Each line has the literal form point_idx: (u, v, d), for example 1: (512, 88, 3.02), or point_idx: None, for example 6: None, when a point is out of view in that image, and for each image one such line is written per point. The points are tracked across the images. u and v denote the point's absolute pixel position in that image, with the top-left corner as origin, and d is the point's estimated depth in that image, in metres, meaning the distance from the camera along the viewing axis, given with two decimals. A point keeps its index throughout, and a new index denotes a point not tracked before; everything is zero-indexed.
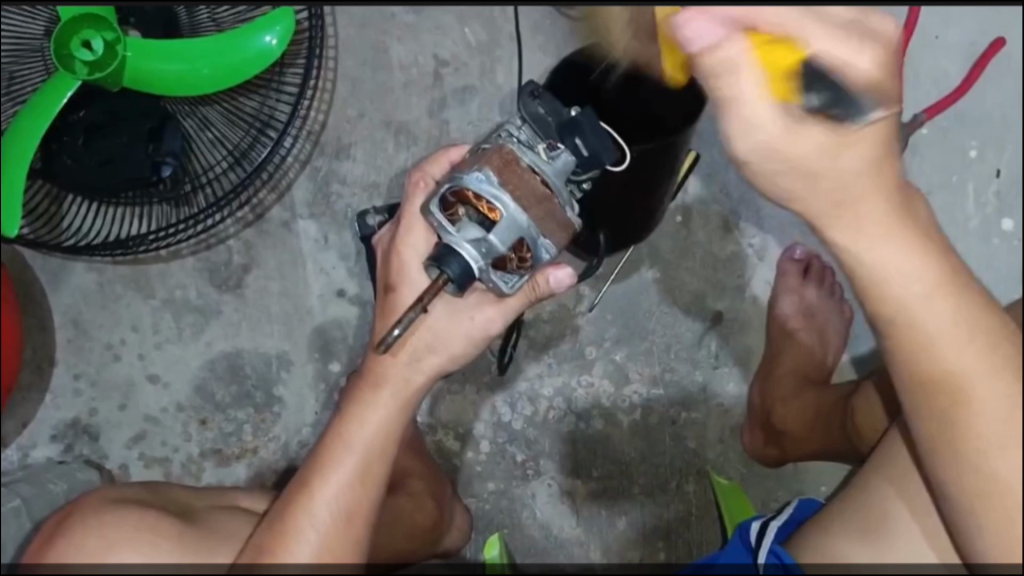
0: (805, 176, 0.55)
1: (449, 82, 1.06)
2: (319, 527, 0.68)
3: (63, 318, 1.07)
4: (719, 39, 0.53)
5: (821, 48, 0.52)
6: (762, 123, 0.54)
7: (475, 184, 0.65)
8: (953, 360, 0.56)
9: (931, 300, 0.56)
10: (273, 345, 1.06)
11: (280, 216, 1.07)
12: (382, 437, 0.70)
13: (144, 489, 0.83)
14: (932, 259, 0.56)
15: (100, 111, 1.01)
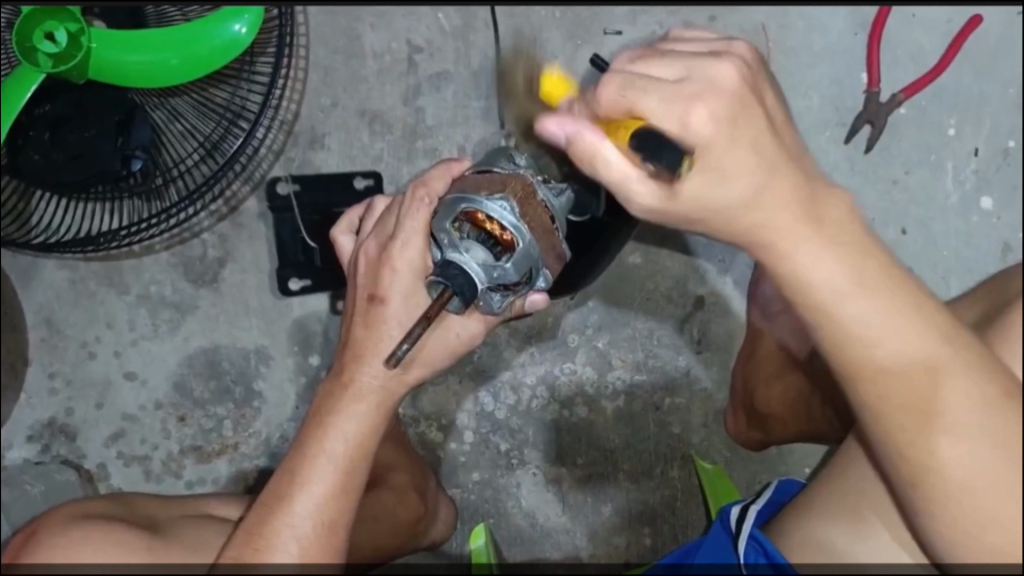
0: (714, 211, 0.53)
1: (423, 68, 1.04)
2: (299, 539, 0.66)
3: (35, 317, 1.05)
4: (578, 132, 0.52)
5: (663, 114, 0.50)
6: (641, 196, 0.53)
7: (496, 209, 0.67)
8: (891, 356, 0.53)
9: (854, 303, 0.52)
10: (252, 340, 1.05)
11: (255, 208, 1.05)
12: (358, 442, 0.69)
13: (117, 503, 0.82)
14: (852, 259, 0.52)
15: (66, 104, 0.99)
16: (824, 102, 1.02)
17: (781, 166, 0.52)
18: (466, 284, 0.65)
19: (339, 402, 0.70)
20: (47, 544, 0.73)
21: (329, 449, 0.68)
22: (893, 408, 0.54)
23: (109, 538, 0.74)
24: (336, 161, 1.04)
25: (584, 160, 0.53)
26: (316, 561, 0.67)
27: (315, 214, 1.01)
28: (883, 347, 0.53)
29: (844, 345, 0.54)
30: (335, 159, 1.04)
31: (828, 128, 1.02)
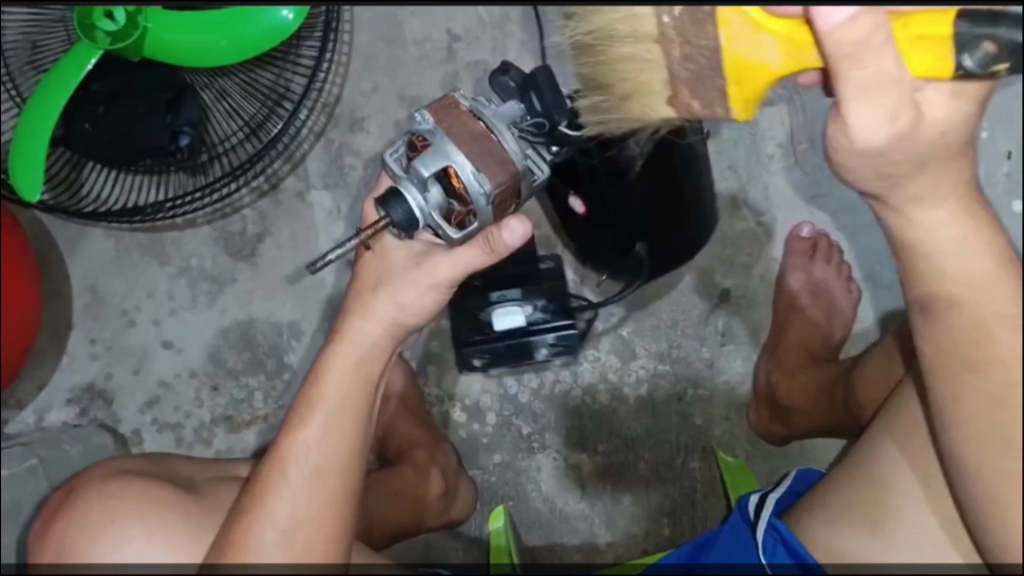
0: (871, 151, 0.51)
1: (462, 57, 1.07)
2: (295, 482, 0.67)
3: (80, 285, 1.09)
4: (858, 12, 0.46)
5: (973, 1, 0.46)
6: (892, 92, 0.49)
7: (432, 161, 0.66)
8: (999, 336, 0.52)
9: (999, 290, 0.53)
10: (286, 315, 1.08)
11: (294, 187, 1.08)
12: (357, 387, 0.71)
13: (146, 461, 0.83)
14: (990, 243, 0.53)
15: (118, 81, 1.03)
16: None
17: (964, 122, 0.51)
18: (396, 221, 0.67)
19: (338, 347, 0.73)
20: (84, 499, 0.74)
21: (329, 395, 0.70)
22: (991, 409, 0.53)
23: (144, 492, 0.74)
24: (375, 144, 1.07)
25: (840, 52, 0.48)
26: (315, 509, 0.67)
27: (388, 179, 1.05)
28: (1013, 343, 0.52)
29: (968, 335, 0.53)
30: (373, 142, 1.07)
31: None
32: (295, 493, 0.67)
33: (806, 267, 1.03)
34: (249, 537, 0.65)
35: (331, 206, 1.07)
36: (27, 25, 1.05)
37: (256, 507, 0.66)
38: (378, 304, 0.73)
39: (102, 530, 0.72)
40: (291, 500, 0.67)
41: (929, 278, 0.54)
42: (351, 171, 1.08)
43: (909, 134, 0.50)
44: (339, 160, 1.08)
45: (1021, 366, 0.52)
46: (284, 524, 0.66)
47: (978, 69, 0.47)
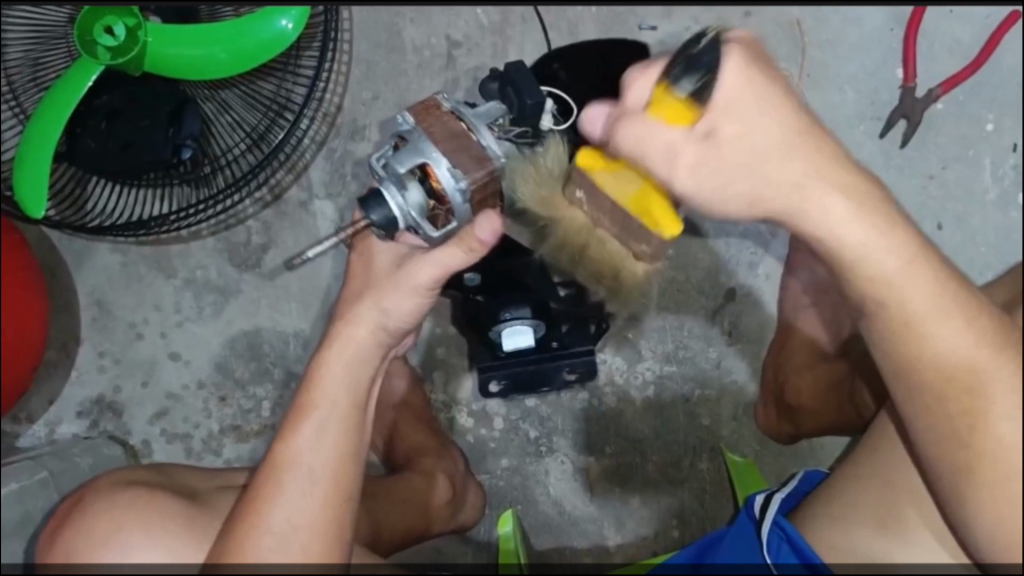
0: (748, 172, 0.51)
1: (462, 63, 1.07)
2: (308, 479, 0.66)
3: (88, 298, 1.10)
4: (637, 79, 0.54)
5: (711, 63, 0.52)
6: (680, 151, 0.52)
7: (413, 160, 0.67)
8: (934, 338, 0.52)
9: (912, 272, 0.51)
10: (291, 324, 1.08)
11: (298, 196, 1.09)
12: (348, 387, 0.70)
13: (153, 471, 0.83)
14: (903, 231, 0.52)
15: (121, 96, 1.04)
16: (859, 97, 1.03)
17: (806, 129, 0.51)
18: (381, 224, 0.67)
19: (328, 349, 0.71)
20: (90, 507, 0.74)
21: (328, 393, 0.69)
22: (954, 397, 0.53)
23: (151, 505, 0.74)
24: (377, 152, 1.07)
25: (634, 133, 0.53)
26: (321, 511, 0.66)
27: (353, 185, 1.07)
28: (947, 331, 0.52)
29: (914, 334, 0.53)
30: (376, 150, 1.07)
31: (863, 123, 1.02)
32: (290, 499, 0.65)
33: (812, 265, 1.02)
34: (246, 546, 0.64)
35: (335, 215, 1.08)
36: (29, 43, 1.05)
37: (252, 519, 0.65)
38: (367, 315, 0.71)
39: (107, 534, 0.72)
40: (285, 505, 0.65)
41: (858, 275, 0.52)
42: (353, 179, 1.08)
43: (728, 157, 0.51)
44: (342, 168, 1.08)
45: (969, 352, 0.52)
46: (287, 525, 0.65)
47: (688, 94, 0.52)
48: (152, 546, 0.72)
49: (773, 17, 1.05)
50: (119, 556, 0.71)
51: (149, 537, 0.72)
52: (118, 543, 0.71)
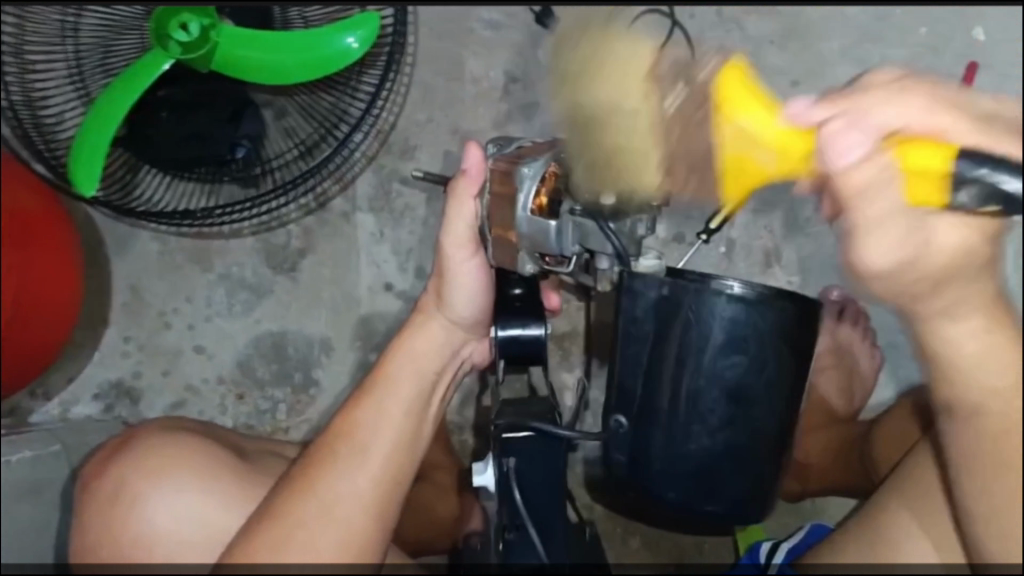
0: (931, 282, 0.49)
1: (517, 97, 1.09)
2: (366, 454, 0.72)
3: (122, 283, 1.12)
4: (866, 154, 0.48)
5: (961, 138, 0.47)
6: (886, 250, 0.49)
7: (533, 173, 0.66)
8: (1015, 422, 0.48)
9: (968, 319, 0.49)
10: (318, 330, 1.09)
11: (341, 207, 1.11)
12: (413, 384, 0.76)
13: (202, 424, 0.89)
14: (984, 280, 0.49)
15: (183, 91, 1.06)
16: None
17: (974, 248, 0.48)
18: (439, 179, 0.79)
19: (399, 343, 0.78)
20: (142, 442, 0.82)
21: (393, 379, 0.76)
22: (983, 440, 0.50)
23: (198, 450, 0.81)
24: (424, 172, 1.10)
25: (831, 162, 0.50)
26: (381, 485, 0.71)
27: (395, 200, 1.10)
28: (973, 345, 0.49)
29: (932, 337, 0.50)
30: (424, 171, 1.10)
31: None
32: (344, 470, 0.71)
33: (833, 329, 0.99)
34: (294, 506, 0.69)
35: (375, 228, 1.10)
36: (101, 30, 1.07)
37: (302, 485, 0.70)
38: (432, 311, 0.78)
39: (148, 469, 0.79)
40: (343, 473, 0.71)
41: (941, 355, 0.50)
42: (397, 197, 1.10)
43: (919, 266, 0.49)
44: (387, 184, 1.11)
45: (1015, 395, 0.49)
46: (352, 489, 0.70)
47: (967, 206, 0.46)
48: (196, 484, 0.79)
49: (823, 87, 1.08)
50: (168, 486, 0.78)
51: (193, 475, 0.79)
52: (168, 476, 0.79)
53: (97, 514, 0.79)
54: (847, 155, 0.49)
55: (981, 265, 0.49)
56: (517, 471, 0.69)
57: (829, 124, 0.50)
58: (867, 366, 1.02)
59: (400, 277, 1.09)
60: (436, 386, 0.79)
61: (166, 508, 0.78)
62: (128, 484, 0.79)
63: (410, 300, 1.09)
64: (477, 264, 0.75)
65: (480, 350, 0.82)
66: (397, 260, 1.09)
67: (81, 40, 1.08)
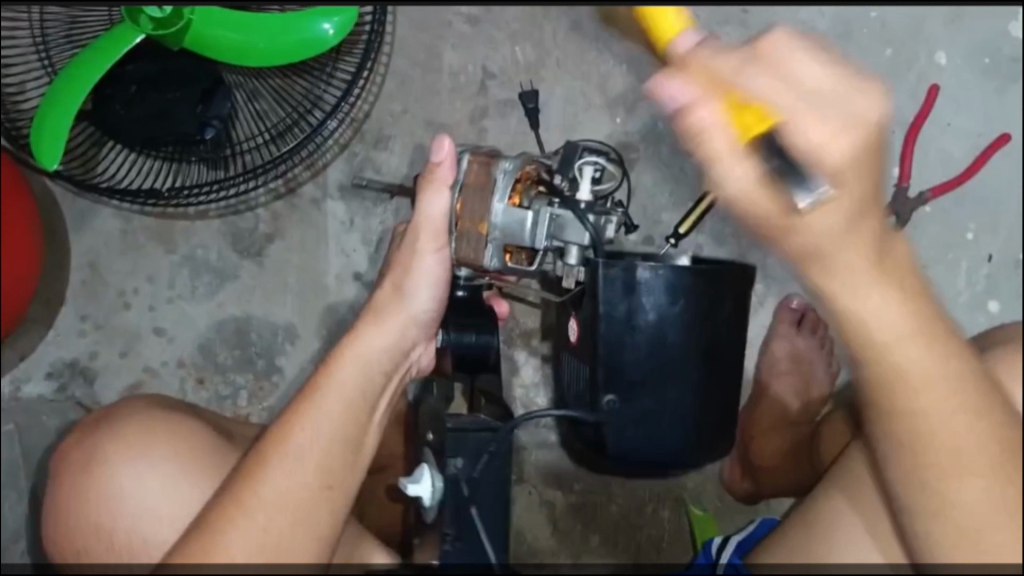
0: (812, 253, 0.53)
1: (493, 93, 1.10)
2: (304, 460, 0.69)
3: (80, 260, 1.08)
4: (691, 101, 0.52)
5: (793, 111, 0.49)
6: (738, 174, 0.53)
7: (510, 173, 0.71)
8: (919, 379, 0.53)
9: (897, 343, 0.53)
10: (283, 317, 1.08)
11: (312, 193, 1.10)
12: (362, 386, 0.74)
13: (183, 405, 0.84)
14: (910, 303, 0.53)
15: (154, 66, 1.04)
16: None
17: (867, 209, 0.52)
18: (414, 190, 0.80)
19: (355, 339, 0.76)
20: (128, 416, 0.77)
21: (345, 378, 0.73)
22: (926, 447, 0.54)
23: (166, 441, 0.76)
24: (397, 164, 1.10)
25: (688, 127, 0.53)
26: (312, 487, 0.69)
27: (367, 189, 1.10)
28: (907, 358, 0.53)
29: (878, 354, 0.54)
30: (395, 162, 1.10)
31: None
32: (284, 475, 0.68)
33: (793, 337, 1.04)
34: (229, 513, 0.66)
35: (346, 217, 1.09)
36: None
37: (242, 490, 0.67)
38: (394, 305, 0.77)
39: (134, 449, 0.75)
40: (281, 478, 0.68)
41: (856, 328, 0.54)
42: (370, 187, 1.10)
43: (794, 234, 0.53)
44: (360, 173, 1.10)
45: (928, 406, 0.54)
46: (288, 494, 0.68)
47: (773, 170, 0.51)
48: (152, 478, 0.74)
49: None
50: (123, 477, 0.74)
51: (149, 469, 0.74)
52: (126, 467, 0.74)
53: (75, 489, 0.75)
54: (710, 123, 0.52)
55: (882, 271, 0.53)
56: (465, 470, 0.72)
57: (697, 108, 0.52)
58: (822, 373, 1.03)
59: (370, 266, 1.09)
60: (386, 385, 0.77)
61: (128, 503, 0.74)
62: (109, 462, 0.74)
63: (379, 290, 1.09)
64: (440, 259, 0.76)
65: (427, 352, 0.83)
66: (366, 250, 1.09)
67: (46, 9, 1.05)
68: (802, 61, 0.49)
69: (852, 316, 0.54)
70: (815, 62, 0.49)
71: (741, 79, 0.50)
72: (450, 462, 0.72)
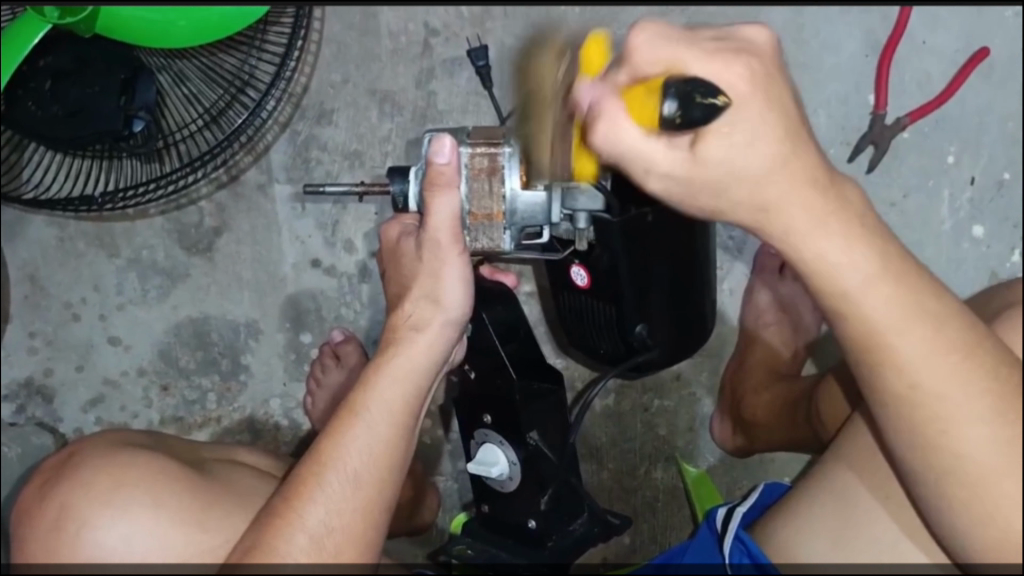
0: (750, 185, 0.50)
1: (438, 52, 1.02)
2: (356, 481, 0.64)
3: (18, 274, 1.04)
4: (600, 104, 0.52)
5: (697, 65, 0.50)
6: (657, 157, 0.51)
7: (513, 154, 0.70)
8: (901, 346, 0.50)
9: (870, 291, 0.50)
10: (242, 313, 1.03)
11: (256, 178, 1.03)
12: (405, 397, 0.67)
13: (147, 435, 0.78)
14: (874, 248, 0.50)
15: (67, 57, 0.94)
16: (831, 120, 1.03)
17: (788, 150, 0.50)
18: (397, 193, 0.72)
19: (389, 355, 0.68)
20: (88, 466, 0.69)
21: (383, 398, 0.67)
22: (926, 402, 0.50)
23: (154, 469, 0.69)
24: (344, 139, 1.03)
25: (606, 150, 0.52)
26: (371, 498, 0.65)
27: (314, 170, 1.03)
28: (912, 340, 0.50)
29: (844, 301, 0.51)
30: (342, 136, 1.03)
31: (833, 146, 1.03)
32: (329, 497, 0.63)
33: (776, 284, 1.00)
34: (281, 541, 0.62)
35: (295, 201, 1.03)
36: None
37: (289, 514, 0.63)
38: (429, 315, 0.69)
39: (109, 499, 0.67)
40: (325, 504, 0.63)
41: (821, 286, 0.51)
42: (317, 166, 1.03)
43: (703, 171, 0.50)
44: (305, 152, 1.03)
45: (929, 353, 0.50)
46: (344, 519, 0.63)
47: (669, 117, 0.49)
48: (153, 513, 0.67)
49: None
50: (116, 516, 0.67)
51: (149, 500, 0.68)
52: (117, 503, 0.67)
53: (45, 547, 0.67)
54: (625, 129, 0.51)
55: (817, 196, 0.50)
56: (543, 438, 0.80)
57: (601, 105, 0.52)
58: (809, 318, 1.01)
59: (328, 251, 1.03)
60: (427, 395, 0.70)
61: (127, 542, 0.66)
62: (84, 515, 0.66)
63: (340, 276, 1.02)
64: (463, 263, 0.69)
65: (458, 347, 0.77)
66: (321, 234, 1.02)
67: None
68: (697, 50, 0.50)
69: (829, 281, 0.51)
70: (708, 41, 0.51)
71: (635, 54, 0.52)
72: (529, 437, 0.78)
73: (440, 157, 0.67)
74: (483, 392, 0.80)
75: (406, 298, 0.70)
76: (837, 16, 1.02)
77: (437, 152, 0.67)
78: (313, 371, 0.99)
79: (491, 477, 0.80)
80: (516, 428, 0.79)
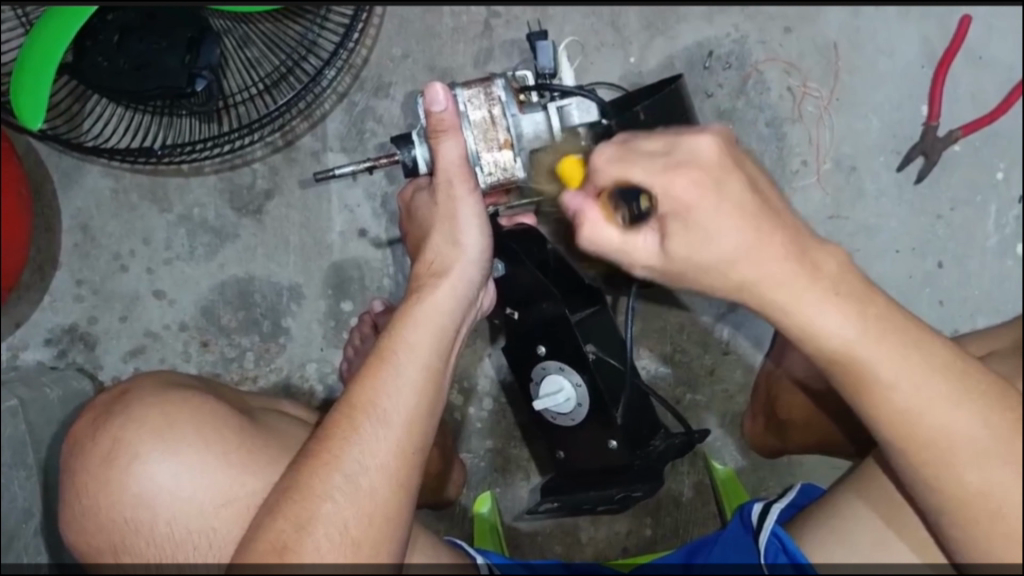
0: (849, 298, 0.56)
1: (499, 33, 1.04)
2: (392, 429, 0.65)
3: (71, 222, 1.05)
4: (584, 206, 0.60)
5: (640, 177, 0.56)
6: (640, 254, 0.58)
7: (507, 86, 0.72)
8: (903, 397, 0.56)
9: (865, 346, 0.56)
10: (287, 276, 1.04)
11: (311, 145, 1.04)
12: (434, 341, 0.69)
13: (200, 379, 0.82)
14: (860, 312, 0.56)
15: (133, 12, 0.94)
16: (883, 127, 1.04)
17: None
18: (408, 156, 0.73)
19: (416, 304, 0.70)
20: (141, 403, 0.73)
21: (414, 342, 0.68)
22: (917, 448, 0.57)
23: (205, 410, 0.74)
24: (399, 112, 1.04)
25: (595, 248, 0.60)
26: (409, 449, 0.66)
27: (369, 139, 1.04)
28: (902, 392, 0.56)
29: (839, 358, 0.57)
30: (397, 110, 1.04)
31: (882, 154, 1.04)
32: (365, 444, 0.65)
33: None
34: (319, 482, 0.64)
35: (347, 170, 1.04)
36: None
37: (323, 456, 0.65)
38: (451, 259, 0.71)
39: (162, 435, 0.72)
40: (361, 453, 0.65)
41: (814, 342, 0.57)
42: (371, 137, 1.04)
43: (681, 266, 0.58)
44: (360, 124, 1.05)
45: (923, 405, 0.56)
46: (383, 467, 0.65)
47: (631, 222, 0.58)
48: (199, 451, 0.72)
49: (813, 35, 1.04)
50: (165, 450, 0.71)
51: (195, 437, 0.72)
52: (169, 437, 0.72)
53: (98, 478, 0.72)
54: (602, 231, 0.58)
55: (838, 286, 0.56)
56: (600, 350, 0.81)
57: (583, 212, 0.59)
58: None
59: (376, 222, 1.04)
60: (456, 337, 0.72)
61: (175, 478, 0.71)
62: (137, 448, 0.71)
63: (386, 247, 1.04)
64: (476, 204, 0.71)
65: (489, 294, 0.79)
66: (371, 205, 1.04)
67: None
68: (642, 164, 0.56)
69: (859, 357, 0.56)
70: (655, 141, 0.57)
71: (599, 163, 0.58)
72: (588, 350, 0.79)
73: (433, 94, 0.68)
74: (530, 322, 0.81)
75: (430, 245, 0.72)
76: (896, 24, 1.03)
77: (433, 93, 0.68)
78: (352, 339, 1.00)
79: (560, 406, 0.80)
80: (571, 346, 0.79)
